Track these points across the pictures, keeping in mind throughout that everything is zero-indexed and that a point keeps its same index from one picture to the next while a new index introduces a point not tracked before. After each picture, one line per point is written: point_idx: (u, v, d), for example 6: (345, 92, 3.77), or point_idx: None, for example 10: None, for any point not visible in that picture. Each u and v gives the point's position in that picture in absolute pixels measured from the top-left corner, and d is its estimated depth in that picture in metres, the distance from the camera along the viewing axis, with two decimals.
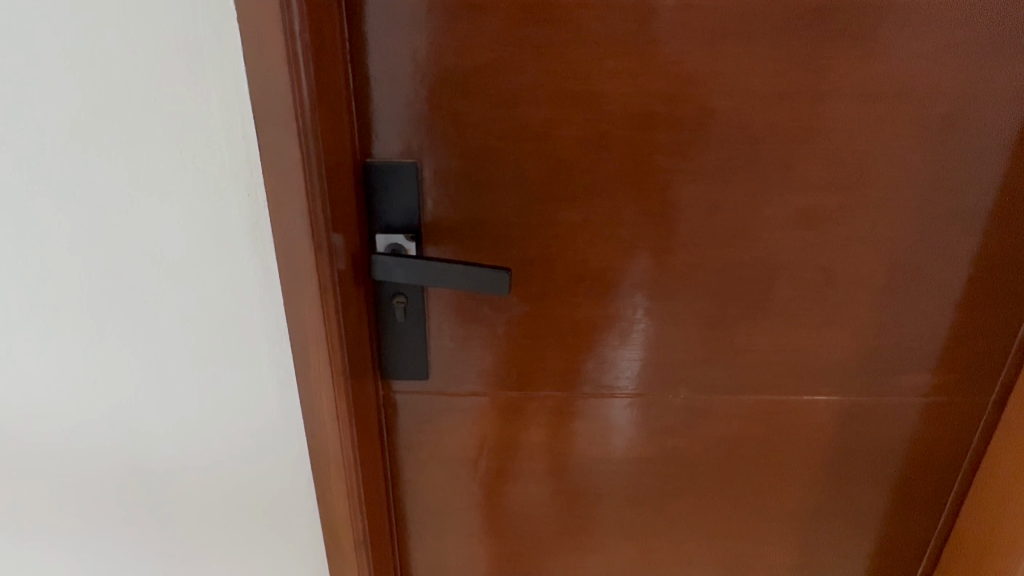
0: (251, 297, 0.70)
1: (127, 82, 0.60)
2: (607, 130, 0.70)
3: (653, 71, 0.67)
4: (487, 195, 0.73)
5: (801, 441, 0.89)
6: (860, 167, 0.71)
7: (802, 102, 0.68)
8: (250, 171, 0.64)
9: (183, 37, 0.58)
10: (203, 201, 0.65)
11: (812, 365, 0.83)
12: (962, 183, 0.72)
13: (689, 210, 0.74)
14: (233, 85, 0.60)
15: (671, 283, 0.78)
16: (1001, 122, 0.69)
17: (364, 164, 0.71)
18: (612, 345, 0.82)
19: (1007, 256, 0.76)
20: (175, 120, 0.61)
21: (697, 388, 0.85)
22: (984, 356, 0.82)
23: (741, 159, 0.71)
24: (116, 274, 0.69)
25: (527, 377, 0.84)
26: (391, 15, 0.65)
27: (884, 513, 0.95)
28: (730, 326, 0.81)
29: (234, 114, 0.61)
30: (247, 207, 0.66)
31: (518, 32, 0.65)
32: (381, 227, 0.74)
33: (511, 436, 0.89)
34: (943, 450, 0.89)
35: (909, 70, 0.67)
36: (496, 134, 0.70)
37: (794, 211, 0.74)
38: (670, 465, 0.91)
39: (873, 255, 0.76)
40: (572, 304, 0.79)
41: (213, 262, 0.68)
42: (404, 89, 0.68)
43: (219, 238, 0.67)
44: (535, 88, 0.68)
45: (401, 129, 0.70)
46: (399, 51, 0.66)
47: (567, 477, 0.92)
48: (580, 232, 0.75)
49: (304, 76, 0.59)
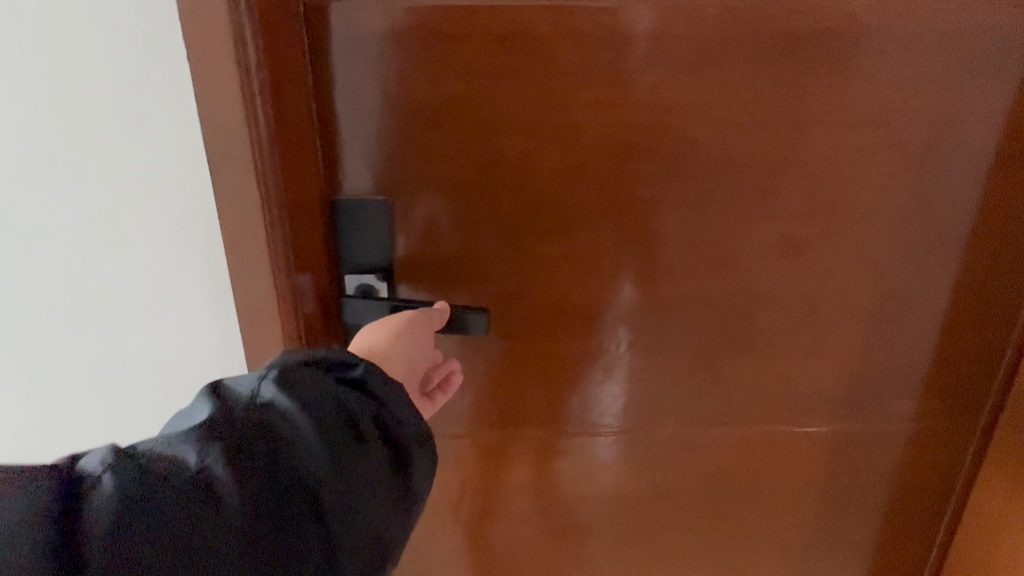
0: (212, 343, 0.68)
1: (70, 121, 0.56)
2: (586, 162, 0.68)
3: (629, 103, 0.65)
4: (462, 231, 0.70)
5: (792, 471, 0.86)
6: (842, 196, 0.70)
7: (782, 132, 0.67)
8: (205, 215, 0.61)
9: (128, 75, 0.54)
10: (158, 245, 0.62)
11: (800, 396, 0.81)
12: (944, 208, 0.71)
13: (670, 241, 0.72)
14: (187, 124, 0.57)
15: (654, 315, 0.76)
16: (979, 147, 0.68)
17: (332, 202, 0.68)
18: (596, 381, 0.79)
19: (991, 279, 0.75)
20: (126, 154, 0.58)
21: (684, 422, 0.83)
22: (972, 380, 0.81)
23: (721, 188, 0.69)
24: (73, 309, 0.66)
25: (509, 416, 0.81)
26: (360, 47, 0.61)
27: (877, 541, 0.93)
28: (717, 357, 0.78)
29: (187, 156, 0.58)
30: (205, 251, 0.62)
31: (491, 65, 0.63)
32: (351, 267, 0.70)
33: (494, 477, 0.85)
34: (935, 475, 0.87)
35: (887, 97, 0.66)
36: (471, 167, 0.67)
37: (776, 240, 0.72)
38: (658, 501, 0.88)
39: (857, 283, 0.74)
40: (553, 339, 0.77)
41: (172, 304, 0.65)
42: (372, 124, 0.65)
43: (175, 283, 0.64)
44: (509, 121, 0.65)
45: (371, 166, 0.67)
46: (367, 85, 0.63)
47: (554, 516, 0.89)
48: (559, 265, 0.72)
49: (264, 115, 0.56)
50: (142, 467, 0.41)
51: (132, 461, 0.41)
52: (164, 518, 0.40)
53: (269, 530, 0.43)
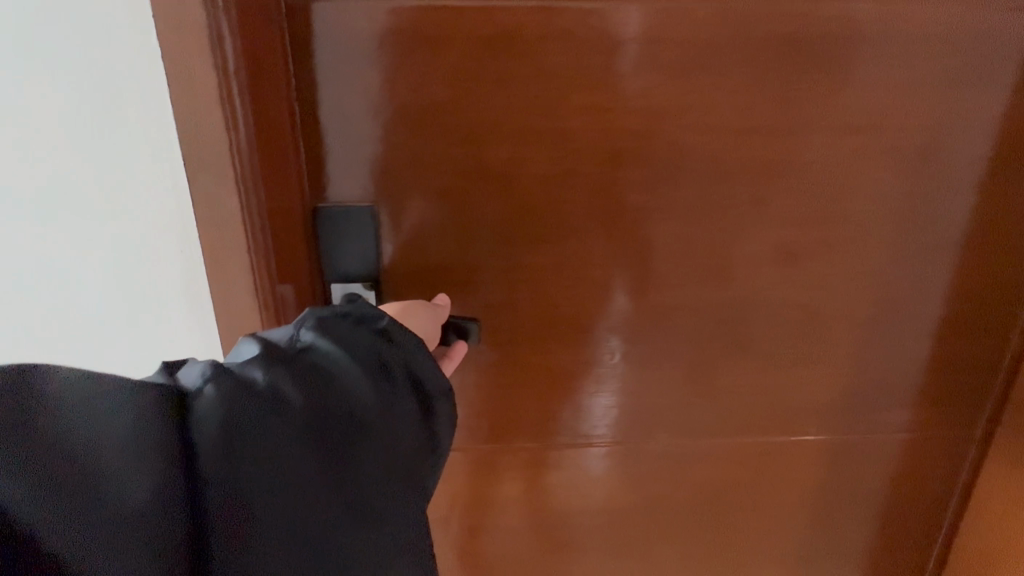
0: (190, 352, 0.66)
1: (36, 127, 0.54)
2: (577, 167, 0.66)
3: (620, 108, 0.64)
4: (451, 238, 0.68)
5: (788, 482, 0.85)
6: (836, 202, 0.69)
7: (775, 137, 0.66)
8: (181, 223, 0.59)
9: (99, 79, 0.52)
10: (131, 254, 0.60)
11: (796, 405, 0.80)
12: (939, 213, 0.70)
13: (663, 248, 0.70)
14: (161, 129, 0.55)
15: (647, 324, 0.74)
16: (973, 152, 0.67)
17: (314, 210, 0.65)
18: (588, 391, 0.77)
19: (986, 285, 0.74)
20: (96, 160, 0.56)
21: (678, 433, 0.81)
22: (968, 387, 0.80)
23: (714, 194, 0.68)
24: (40, 320, 0.63)
25: (500, 429, 0.79)
26: (344, 51, 0.60)
27: (874, 551, 0.91)
28: (712, 366, 0.77)
29: (161, 162, 0.56)
30: (182, 259, 0.61)
31: (479, 68, 0.61)
32: (336, 276, 0.68)
33: (485, 491, 0.83)
34: (933, 484, 0.86)
35: (881, 102, 0.65)
36: (460, 173, 0.66)
37: (771, 247, 0.71)
38: (652, 513, 0.87)
39: (852, 290, 0.73)
40: (544, 350, 0.75)
41: (147, 315, 0.63)
42: (357, 130, 0.63)
43: (150, 292, 0.62)
44: (498, 126, 0.64)
45: (356, 174, 0.65)
46: (352, 90, 0.61)
47: (546, 529, 0.87)
48: (551, 273, 0.71)
49: (242, 116, 0.56)
50: (237, 388, 0.40)
51: (233, 378, 0.40)
52: (267, 442, 0.39)
53: (350, 465, 0.43)
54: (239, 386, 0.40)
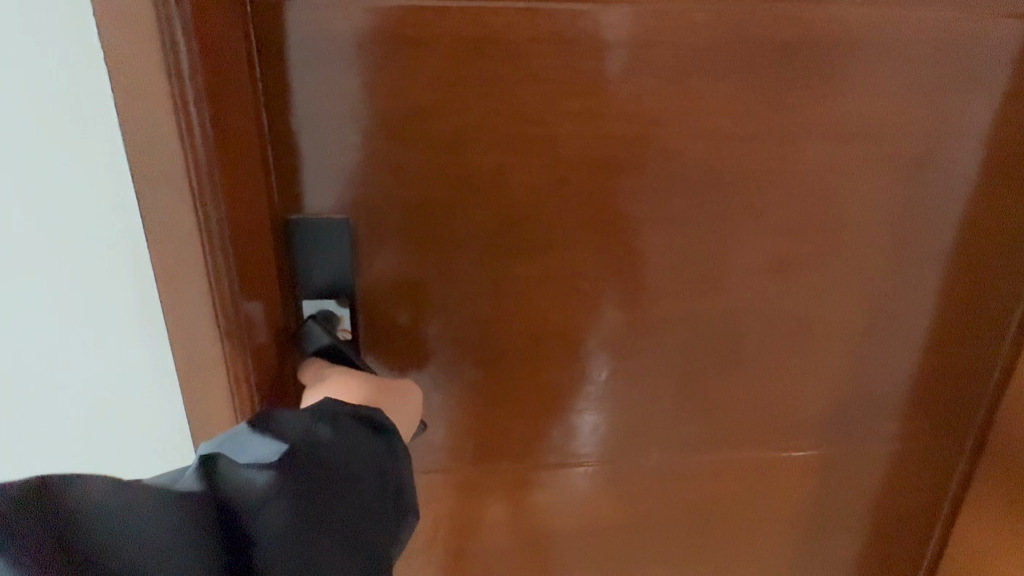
0: (140, 379, 0.59)
1: None
2: (566, 175, 0.63)
3: (609, 113, 0.61)
4: (434, 253, 0.65)
5: (780, 497, 0.83)
6: (831, 211, 0.67)
7: (769, 145, 0.63)
8: (130, 237, 0.53)
9: (33, 78, 0.46)
10: (71, 273, 0.53)
11: (789, 420, 0.78)
12: (933, 223, 0.69)
13: (654, 259, 0.68)
14: (106, 134, 0.49)
15: (637, 338, 0.71)
16: (968, 160, 0.66)
17: (282, 221, 0.62)
18: (576, 408, 0.74)
19: (979, 294, 0.73)
20: (28, 168, 0.49)
21: (669, 449, 0.78)
22: (959, 399, 0.79)
23: (707, 203, 0.65)
24: None
25: (485, 448, 0.76)
26: (318, 51, 0.56)
27: (865, 564, 0.90)
28: (703, 381, 0.74)
29: (106, 170, 0.50)
30: (131, 277, 0.54)
31: (462, 72, 0.58)
32: (308, 291, 0.65)
33: (470, 513, 0.79)
34: (923, 496, 0.85)
35: (877, 109, 0.63)
36: (443, 182, 0.62)
37: (764, 258, 0.69)
38: (642, 531, 0.84)
39: (846, 303, 0.72)
40: (531, 366, 0.72)
41: (90, 340, 0.57)
42: (333, 137, 0.59)
43: (94, 315, 0.55)
44: (483, 133, 0.61)
45: (333, 182, 0.61)
46: (327, 94, 0.58)
47: (533, 551, 0.83)
48: (538, 286, 0.68)
49: (200, 125, 0.49)
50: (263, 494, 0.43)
51: (270, 486, 0.43)
52: (299, 539, 0.44)
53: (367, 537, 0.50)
54: (282, 493, 0.43)
